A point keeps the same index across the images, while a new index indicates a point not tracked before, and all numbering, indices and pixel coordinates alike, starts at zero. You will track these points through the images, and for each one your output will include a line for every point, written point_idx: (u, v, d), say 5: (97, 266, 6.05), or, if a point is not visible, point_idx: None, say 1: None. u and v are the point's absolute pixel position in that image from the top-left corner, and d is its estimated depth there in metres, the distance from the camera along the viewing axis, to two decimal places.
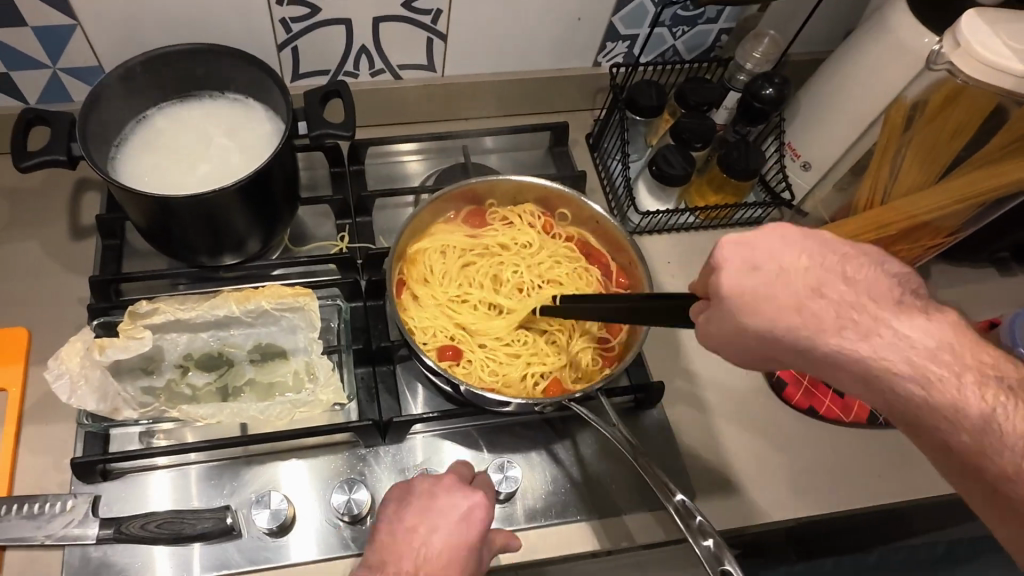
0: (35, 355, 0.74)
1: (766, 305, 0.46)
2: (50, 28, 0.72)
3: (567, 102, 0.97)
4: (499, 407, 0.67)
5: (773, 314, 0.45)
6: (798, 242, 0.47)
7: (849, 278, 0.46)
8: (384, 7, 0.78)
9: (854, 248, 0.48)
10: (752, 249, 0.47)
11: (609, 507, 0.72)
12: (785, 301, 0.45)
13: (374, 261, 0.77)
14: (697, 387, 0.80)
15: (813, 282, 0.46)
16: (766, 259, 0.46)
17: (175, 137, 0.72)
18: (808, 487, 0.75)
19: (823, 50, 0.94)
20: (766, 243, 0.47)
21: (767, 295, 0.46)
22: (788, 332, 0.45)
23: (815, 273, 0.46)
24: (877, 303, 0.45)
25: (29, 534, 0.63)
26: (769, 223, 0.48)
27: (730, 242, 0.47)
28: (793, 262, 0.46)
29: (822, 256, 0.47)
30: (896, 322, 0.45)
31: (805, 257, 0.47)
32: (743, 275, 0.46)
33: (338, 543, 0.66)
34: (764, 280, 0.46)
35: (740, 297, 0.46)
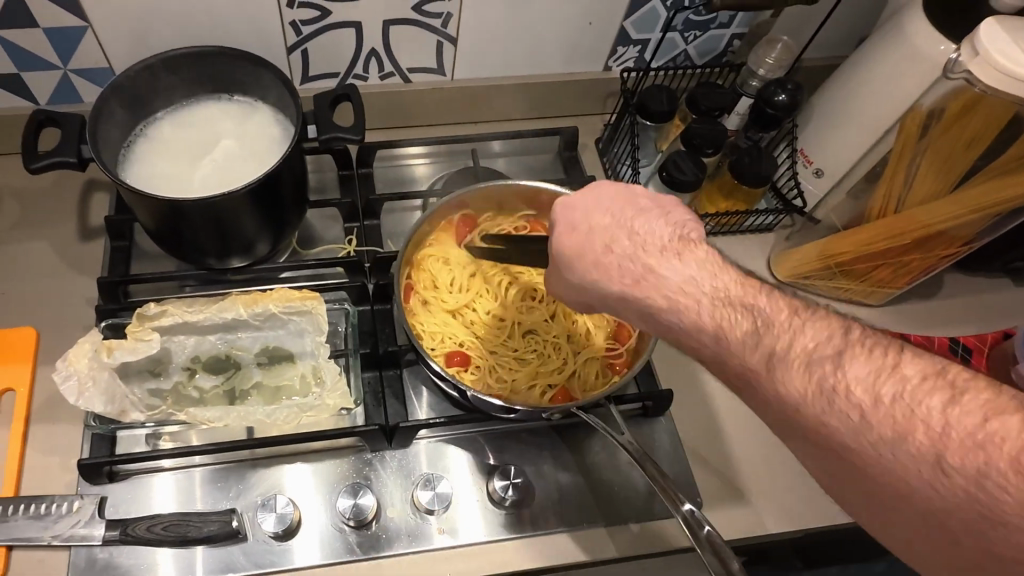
0: (44, 355, 0.74)
1: (585, 257, 0.55)
2: (62, 29, 0.73)
3: (577, 106, 0.97)
4: (503, 414, 0.66)
5: (584, 268, 0.55)
6: (606, 204, 0.56)
7: (634, 235, 0.53)
8: (394, 10, 0.78)
9: (648, 201, 0.55)
10: (573, 212, 0.57)
11: (616, 515, 0.71)
12: (589, 248, 0.54)
13: (381, 264, 0.76)
14: (706, 394, 0.80)
15: (606, 238, 0.54)
16: (580, 220, 0.56)
17: (182, 139, 0.72)
18: (817, 498, 0.74)
19: (836, 56, 0.94)
20: (585, 205, 0.56)
21: (578, 252, 0.55)
22: (591, 281, 0.54)
23: (609, 233, 0.54)
24: (651, 244, 0.52)
25: (36, 534, 0.63)
26: (596, 188, 0.57)
27: (560, 205, 0.58)
28: (599, 222, 0.55)
29: (625, 213, 0.55)
30: (672, 274, 0.49)
31: (607, 216, 0.55)
32: (569, 235, 0.56)
33: (343, 548, 0.66)
34: (578, 239, 0.55)
35: (563, 253, 0.56)
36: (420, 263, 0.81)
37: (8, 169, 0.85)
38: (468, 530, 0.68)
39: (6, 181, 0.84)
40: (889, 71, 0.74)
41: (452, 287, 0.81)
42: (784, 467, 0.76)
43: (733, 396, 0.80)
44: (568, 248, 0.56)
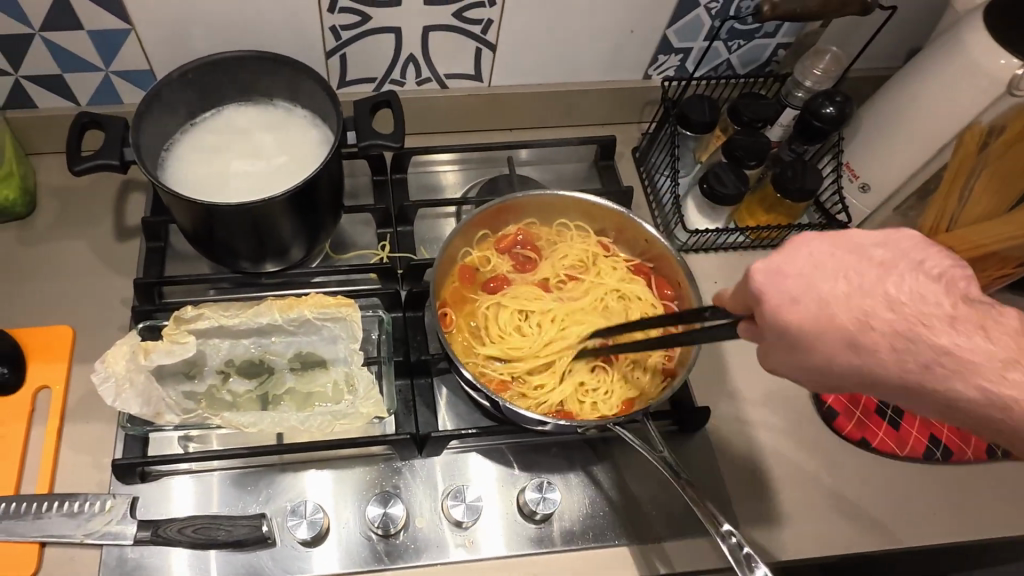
0: (79, 353, 0.74)
1: (823, 337, 0.41)
2: (106, 31, 0.73)
3: (613, 115, 0.95)
4: (537, 426, 0.65)
5: (826, 354, 0.41)
6: (834, 265, 0.41)
7: (894, 305, 0.40)
8: (435, 16, 0.78)
9: (888, 250, 0.41)
10: (783, 279, 0.42)
11: (648, 533, 0.69)
12: (829, 325, 0.41)
13: (414, 272, 0.77)
14: (742, 412, 0.77)
15: (858, 312, 0.40)
16: (801, 289, 0.41)
17: (219, 146, 0.72)
18: (856, 523, 0.72)
19: (884, 67, 0.91)
20: (800, 271, 0.41)
21: (816, 333, 0.41)
22: (841, 367, 0.41)
23: (855, 303, 0.40)
24: (928, 316, 0.39)
25: (69, 532, 0.63)
26: (790, 246, 0.42)
27: (760, 272, 0.42)
28: (834, 292, 0.40)
29: (859, 274, 0.41)
30: (957, 348, 0.39)
31: (844, 282, 0.41)
32: (791, 310, 0.41)
33: (371, 557, 0.66)
34: (808, 312, 0.41)
35: (790, 337, 0.41)
36: (460, 289, 0.79)
37: (46, 167, 0.86)
38: (496, 542, 0.67)
39: (44, 179, 0.85)
40: (944, 86, 0.72)
41: (498, 304, 0.79)
42: (822, 490, 0.73)
43: (770, 414, 0.78)
44: (773, 321, 0.42)
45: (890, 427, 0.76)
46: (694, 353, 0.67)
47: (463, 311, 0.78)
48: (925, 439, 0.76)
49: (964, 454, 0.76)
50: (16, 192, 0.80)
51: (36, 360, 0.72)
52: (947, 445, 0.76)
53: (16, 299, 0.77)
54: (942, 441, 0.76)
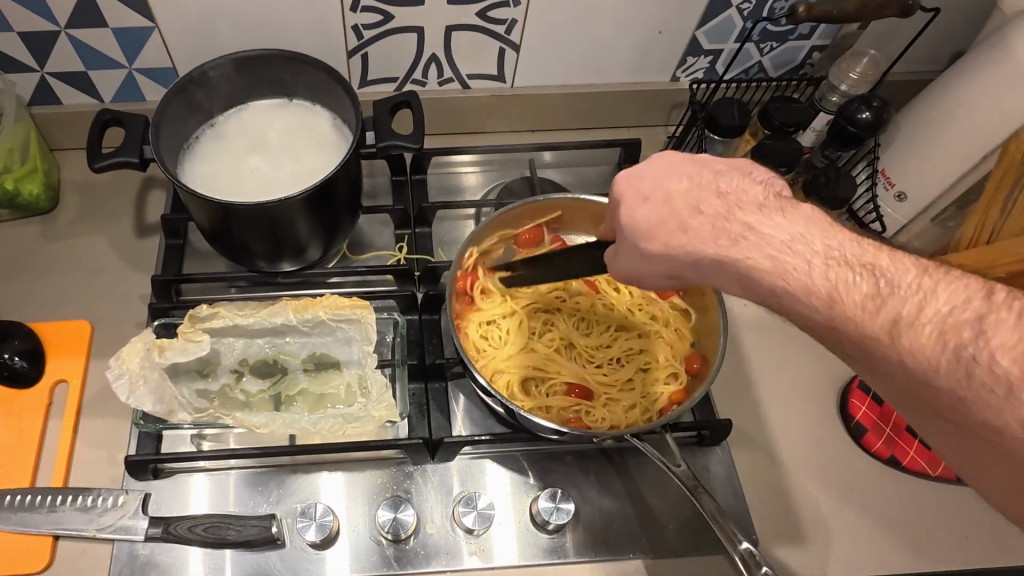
0: (97, 347, 0.75)
1: (663, 223, 0.52)
2: (130, 29, 0.74)
3: (639, 117, 0.93)
4: (551, 435, 0.63)
5: (666, 238, 0.52)
6: (681, 172, 0.53)
7: (733, 207, 0.50)
8: (458, 15, 0.76)
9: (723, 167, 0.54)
10: (640, 181, 0.54)
11: (663, 545, 0.67)
12: (674, 216, 0.52)
13: (431, 274, 0.75)
14: (765, 426, 0.74)
15: (694, 203, 0.52)
16: (653, 188, 0.54)
17: (216, 169, 0.70)
18: (885, 546, 0.68)
19: (926, 71, 0.87)
20: (654, 176, 0.54)
21: (658, 223, 0.52)
22: (679, 249, 0.51)
23: (690, 194, 0.52)
24: (762, 220, 0.48)
25: (81, 527, 0.63)
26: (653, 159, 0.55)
27: (624, 177, 0.55)
28: (676, 188, 0.53)
29: (698, 179, 0.53)
30: (759, 225, 0.48)
31: (684, 181, 0.53)
32: (640, 206, 0.54)
33: (380, 562, 0.65)
34: (650, 211, 0.53)
35: (638, 226, 0.53)
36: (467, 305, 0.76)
37: (70, 162, 0.87)
38: (510, 551, 0.66)
39: (68, 175, 0.86)
40: (986, 91, 0.69)
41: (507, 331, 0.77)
42: (850, 510, 0.70)
43: (795, 429, 0.75)
44: (629, 219, 0.54)
45: (923, 446, 0.73)
46: (717, 365, 0.65)
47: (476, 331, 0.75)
48: None
49: None
50: (40, 187, 0.81)
51: (55, 355, 0.73)
52: None
53: (39, 293, 0.78)
54: None
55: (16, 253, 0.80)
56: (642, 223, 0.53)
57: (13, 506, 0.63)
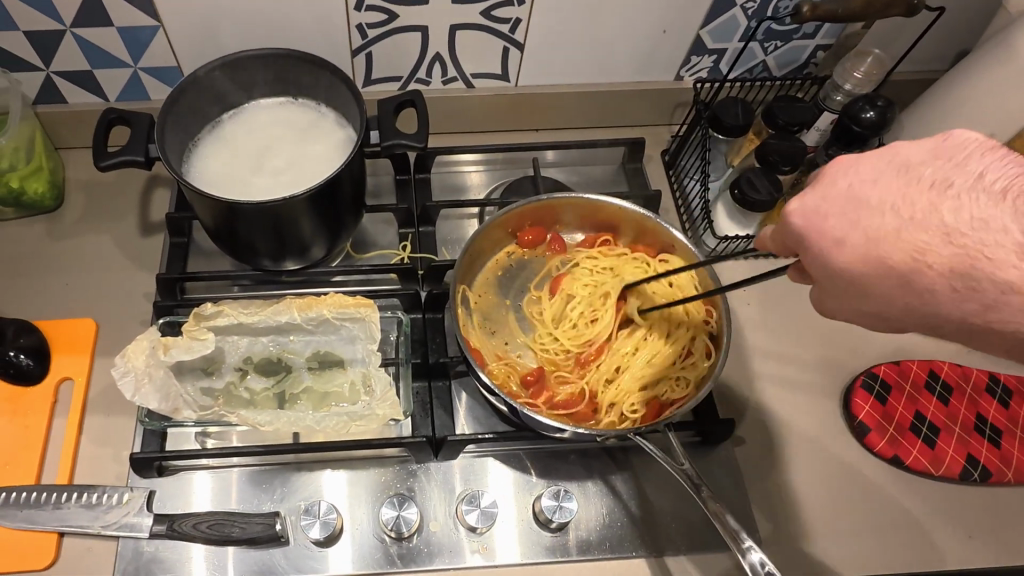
0: (101, 346, 0.75)
1: (878, 277, 0.42)
2: (135, 28, 0.74)
3: (642, 117, 0.93)
4: (555, 434, 0.63)
5: (894, 294, 0.42)
6: (884, 199, 0.42)
7: (951, 235, 0.39)
8: (463, 14, 0.77)
9: (934, 169, 0.41)
10: (823, 221, 0.44)
11: (667, 544, 0.67)
12: (884, 267, 0.42)
13: (435, 272, 0.75)
14: (768, 425, 0.74)
15: (910, 248, 0.40)
16: (847, 229, 0.43)
17: (230, 171, 0.70)
18: (888, 545, 0.68)
19: (930, 70, 0.87)
20: (842, 210, 0.43)
21: (867, 275, 0.42)
22: (913, 305, 0.42)
23: (911, 235, 0.41)
24: (992, 246, 0.38)
25: (87, 523, 0.64)
26: (835, 173, 0.44)
27: (796, 215, 0.45)
28: (881, 227, 0.41)
29: (910, 207, 0.41)
30: (966, 220, 0.39)
31: (893, 217, 0.41)
32: (835, 252, 0.43)
33: (383, 560, 0.65)
34: (855, 252, 0.42)
35: (840, 280, 0.44)
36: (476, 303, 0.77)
37: (75, 161, 0.87)
38: (513, 549, 0.66)
39: (73, 174, 0.87)
40: (993, 90, 0.70)
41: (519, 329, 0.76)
42: (853, 510, 0.70)
43: (799, 428, 0.75)
44: (821, 264, 0.44)
45: (926, 445, 0.72)
46: (720, 364, 0.65)
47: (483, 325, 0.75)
48: (962, 458, 0.72)
49: (1004, 476, 0.72)
50: (45, 186, 0.81)
51: (61, 352, 0.74)
52: (986, 466, 0.72)
53: (44, 291, 0.78)
54: (981, 461, 0.72)
55: (21, 252, 0.80)
56: (843, 265, 0.43)
57: (19, 503, 0.64)
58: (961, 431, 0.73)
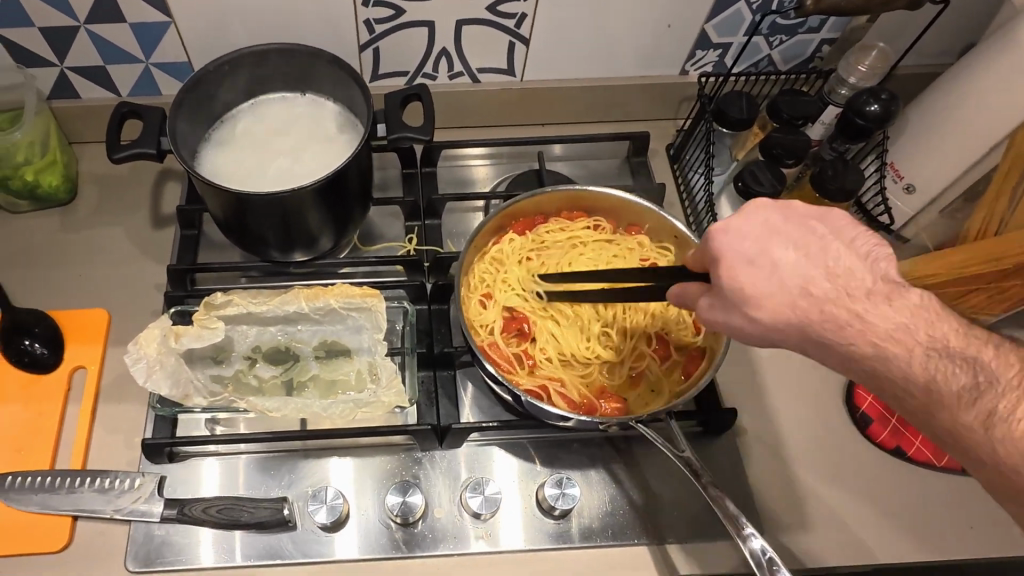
0: (114, 335, 0.77)
1: (772, 293, 0.47)
2: (146, 23, 0.75)
3: (647, 111, 0.94)
4: (559, 422, 0.64)
5: (775, 302, 0.47)
6: (786, 235, 0.48)
7: (830, 274, 0.48)
8: (469, 10, 0.77)
9: (822, 225, 0.50)
10: (741, 239, 0.48)
11: (668, 532, 0.68)
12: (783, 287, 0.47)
13: (440, 264, 0.76)
14: (771, 415, 0.75)
15: (803, 280, 0.47)
16: (757, 251, 0.48)
17: (234, 171, 0.71)
18: (891, 536, 0.69)
19: (935, 65, 0.88)
20: (755, 230, 0.49)
21: (765, 290, 0.48)
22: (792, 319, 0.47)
23: (803, 273, 0.48)
24: (855, 286, 0.47)
25: (100, 507, 0.65)
26: (748, 211, 0.49)
27: (720, 232, 0.49)
28: (787, 259, 0.48)
29: (807, 248, 0.48)
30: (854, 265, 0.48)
31: (799, 251, 0.48)
32: (747, 268, 0.48)
33: (389, 545, 0.66)
34: (762, 273, 0.48)
35: (740, 289, 0.48)
36: (472, 292, 0.76)
37: (88, 156, 0.89)
38: (517, 535, 0.67)
39: (87, 168, 0.88)
40: (998, 83, 0.70)
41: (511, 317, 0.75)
42: (856, 502, 0.70)
43: (801, 418, 0.75)
44: (730, 279, 0.48)
45: (927, 435, 0.73)
46: (722, 353, 0.65)
47: (476, 316, 0.74)
48: None
49: None
50: (59, 179, 0.83)
51: (74, 342, 0.75)
52: None
53: (59, 282, 0.80)
54: None
55: (36, 244, 0.82)
56: (744, 287, 0.48)
57: (34, 488, 0.65)
58: None
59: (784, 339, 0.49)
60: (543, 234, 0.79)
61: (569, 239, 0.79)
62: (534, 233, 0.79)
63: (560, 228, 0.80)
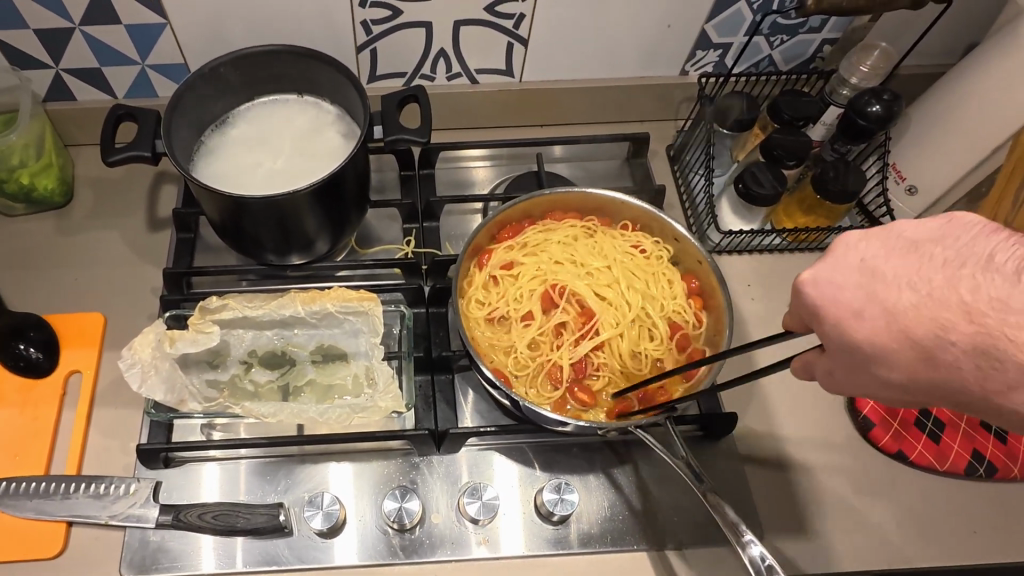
0: (109, 339, 0.76)
1: (899, 350, 0.38)
2: (142, 25, 0.75)
3: (647, 111, 0.93)
4: (557, 427, 0.63)
5: (910, 362, 0.38)
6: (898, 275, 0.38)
7: (972, 314, 0.36)
8: (467, 10, 0.77)
9: (941, 246, 0.38)
10: (838, 289, 0.39)
11: (667, 538, 0.67)
12: (906, 340, 0.38)
13: (438, 267, 0.75)
14: (772, 420, 0.74)
15: (932, 325, 0.37)
16: (869, 302, 0.39)
17: (230, 174, 0.70)
18: (892, 542, 0.68)
19: (937, 65, 0.87)
20: (852, 279, 0.39)
21: (888, 347, 0.38)
22: (932, 381, 0.38)
23: (932, 313, 0.37)
24: (1010, 326, 0.35)
25: (94, 513, 0.64)
26: (835, 251, 0.40)
27: (809, 284, 0.40)
28: (899, 302, 0.38)
29: (927, 281, 0.38)
30: (989, 288, 0.36)
31: (911, 291, 0.38)
32: (856, 325, 0.39)
33: (386, 551, 0.65)
34: (875, 326, 0.38)
35: (860, 351, 0.39)
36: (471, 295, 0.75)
37: (84, 159, 0.89)
38: (516, 541, 0.66)
39: (83, 171, 0.88)
40: (1000, 81, 0.70)
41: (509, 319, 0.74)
42: (856, 507, 0.70)
43: (801, 422, 0.75)
44: (841, 336, 0.39)
45: (930, 440, 0.72)
46: (722, 355, 0.64)
47: (472, 316, 0.73)
48: (966, 453, 0.72)
49: (1011, 472, 0.71)
50: (55, 182, 0.82)
51: (70, 346, 0.75)
52: (992, 462, 0.71)
53: (54, 284, 0.79)
54: (987, 457, 0.72)
55: (32, 247, 0.82)
56: (870, 350, 0.39)
57: (29, 493, 0.65)
58: (967, 427, 0.73)
59: (947, 396, 0.39)
60: (536, 235, 0.78)
61: (563, 240, 0.78)
62: (527, 236, 0.78)
63: (555, 229, 0.79)
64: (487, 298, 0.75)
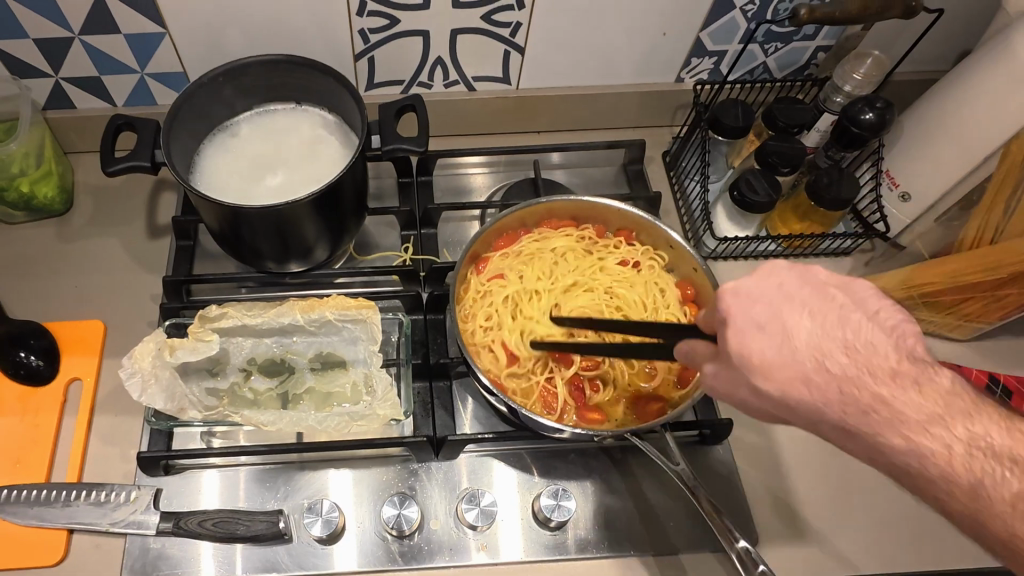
0: (109, 347, 0.77)
1: (784, 366, 0.42)
2: (140, 35, 0.75)
3: (643, 118, 0.94)
4: (553, 434, 0.64)
5: (786, 382, 0.42)
6: (801, 299, 0.44)
7: (849, 349, 0.43)
8: (464, 19, 0.77)
9: (842, 293, 0.46)
10: (751, 304, 0.44)
11: (663, 543, 0.68)
12: (794, 358, 0.42)
13: (436, 274, 0.77)
14: (767, 426, 0.75)
15: (816, 349, 0.42)
16: (772, 319, 0.43)
17: (230, 184, 0.71)
18: (886, 546, 0.69)
19: (930, 71, 0.88)
20: (769, 298, 0.44)
21: (778, 363, 0.42)
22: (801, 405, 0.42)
23: (820, 343, 0.43)
24: (874, 362, 0.43)
25: (95, 520, 0.65)
26: (762, 274, 0.45)
27: (729, 293, 0.44)
28: (799, 326, 0.43)
29: (823, 315, 0.44)
30: (871, 328, 0.44)
31: (810, 320, 0.43)
32: (756, 337, 0.43)
33: (385, 557, 0.66)
34: (772, 343, 0.43)
35: (750, 361, 0.43)
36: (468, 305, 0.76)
37: (84, 166, 0.89)
38: (514, 547, 0.67)
39: (82, 178, 0.88)
40: (992, 91, 0.71)
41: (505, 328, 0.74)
42: (851, 512, 0.70)
43: (796, 427, 0.75)
44: (738, 348, 0.43)
45: None
46: None
47: (469, 325, 0.74)
48: None
49: None
50: (54, 190, 0.82)
51: (71, 353, 0.75)
52: None
53: (54, 292, 0.80)
54: None
55: (32, 255, 0.82)
56: (761, 360, 0.42)
57: (30, 501, 0.65)
58: None
59: (820, 419, 0.43)
60: (531, 245, 0.79)
61: (559, 248, 0.79)
62: (524, 244, 0.79)
63: (551, 237, 0.80)
64: (484, 308, 0.76)
